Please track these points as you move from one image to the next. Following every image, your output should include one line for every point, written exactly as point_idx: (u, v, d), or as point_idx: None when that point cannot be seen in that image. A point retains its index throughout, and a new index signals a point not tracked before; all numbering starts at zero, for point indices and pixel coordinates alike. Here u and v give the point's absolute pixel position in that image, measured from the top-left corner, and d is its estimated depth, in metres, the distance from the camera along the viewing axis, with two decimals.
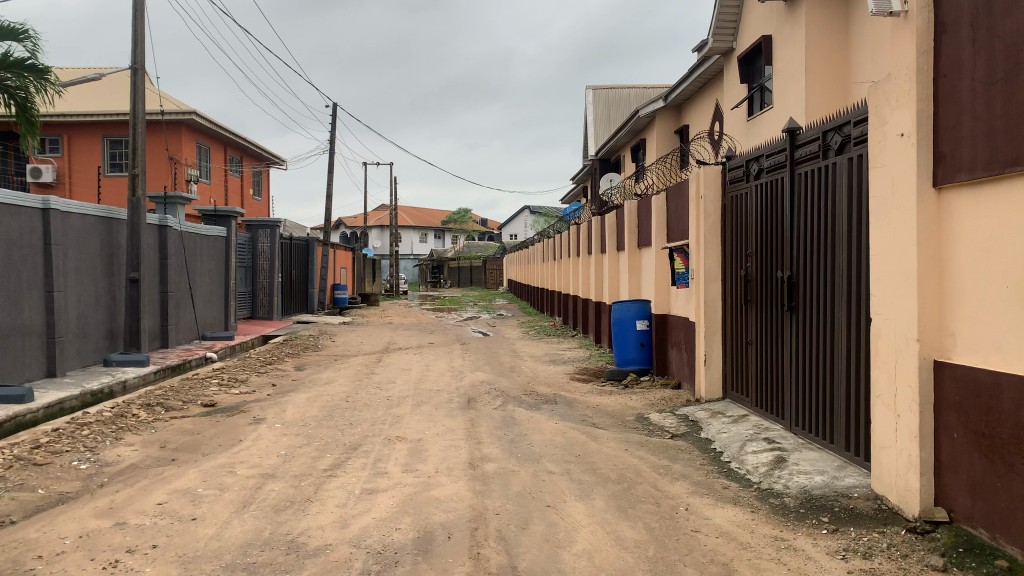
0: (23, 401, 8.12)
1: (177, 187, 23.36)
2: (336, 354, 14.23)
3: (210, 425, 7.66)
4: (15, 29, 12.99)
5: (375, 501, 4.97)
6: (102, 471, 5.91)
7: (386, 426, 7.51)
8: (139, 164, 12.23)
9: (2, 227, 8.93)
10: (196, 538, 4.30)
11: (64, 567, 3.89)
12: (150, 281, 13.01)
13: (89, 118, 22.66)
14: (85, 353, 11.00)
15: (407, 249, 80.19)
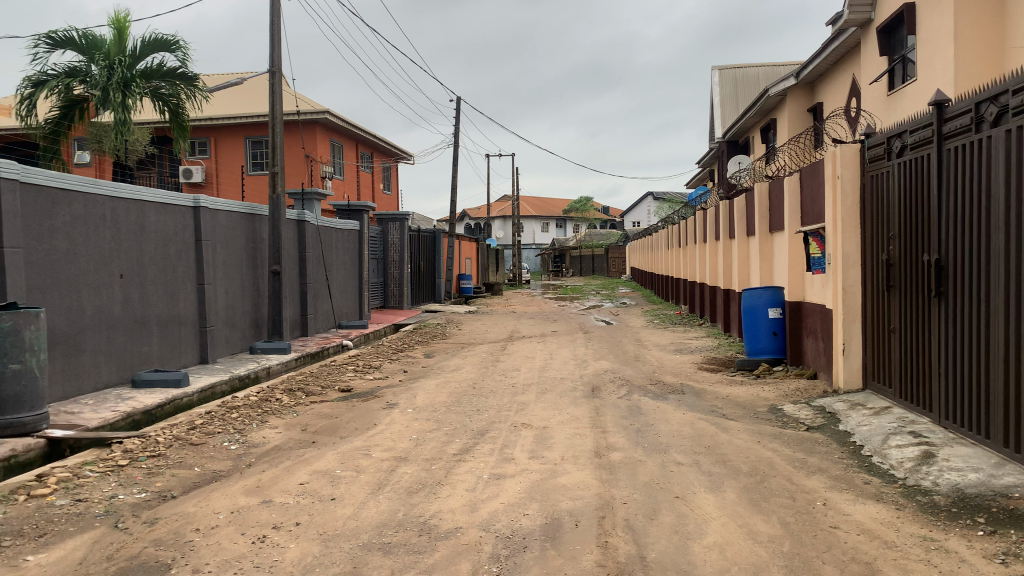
0: (181, 385, 8.80)
1: (312, 183, 24.50)
2: (463, 342, 14.53)
3: (347, 409, 8.02)
4: (168, 40, 14.00)
5: (504, 486, 5.04)
6: (250, 452, 6.30)
7: (512, 412, 7.62)
8: (278, 163, 12.90)
9: (159, 225, 9.69)
10: (335, 517, 4.50)
11: (218, 540, 4.18)
12: (290, 273, 13.75)
13: (233, 120, 24.15)
14: (234, 341, 11.76)
15: (529, 239, 80.74)
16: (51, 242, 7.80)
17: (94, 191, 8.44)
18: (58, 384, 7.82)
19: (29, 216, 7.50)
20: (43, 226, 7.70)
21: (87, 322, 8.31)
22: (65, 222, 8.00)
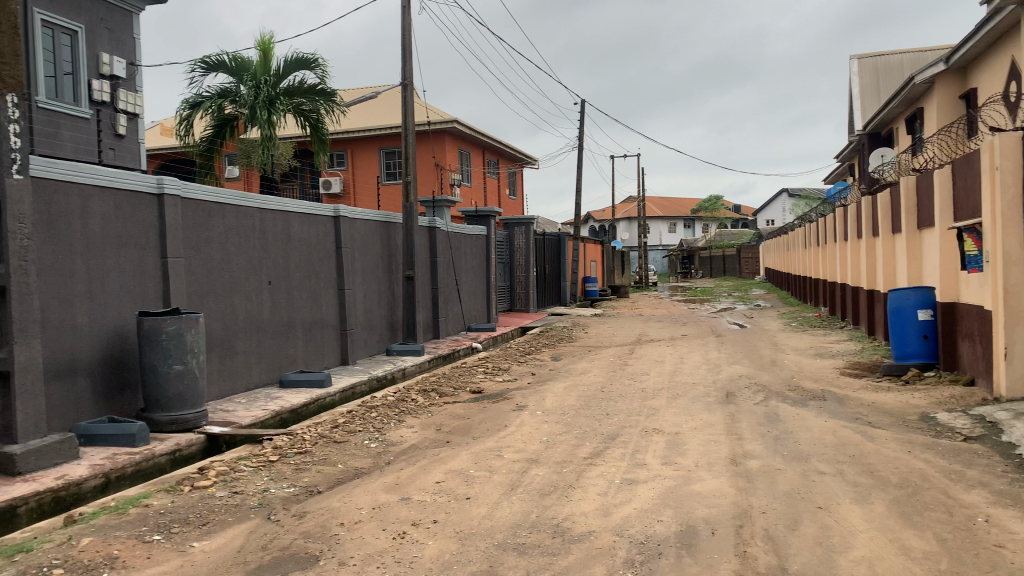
0: (324, 385, 9.26)
1: (442, 190, 25.17)
2: (591, 346, 14.49)
3: (479, 411, 8.18)
4: (308, 58, 14.78)
5: (637, 492, 5.00)
6: (389, 450, 6.55)
7: (642, 417, 7.53)
8: (411, 172, 13.35)
9: (302, 234, 10.25)
10: (470, 517, 4.61)
11: (362, 535, 4.37)
12: (423, 278, 14.18)
13: (367, 132, 25.21)
14: (371, 343, 12.25)
15: (656, 240, 79.52)
16: (208, 252, 8.41)
17: (245, 203, 9.03)
18: (215, 384, 8.42)
19: (189, 228, 8.12)
20: (201, 237, 8.32)
21: (239, 326, 8.90)
22: (220, 233, 8.60)
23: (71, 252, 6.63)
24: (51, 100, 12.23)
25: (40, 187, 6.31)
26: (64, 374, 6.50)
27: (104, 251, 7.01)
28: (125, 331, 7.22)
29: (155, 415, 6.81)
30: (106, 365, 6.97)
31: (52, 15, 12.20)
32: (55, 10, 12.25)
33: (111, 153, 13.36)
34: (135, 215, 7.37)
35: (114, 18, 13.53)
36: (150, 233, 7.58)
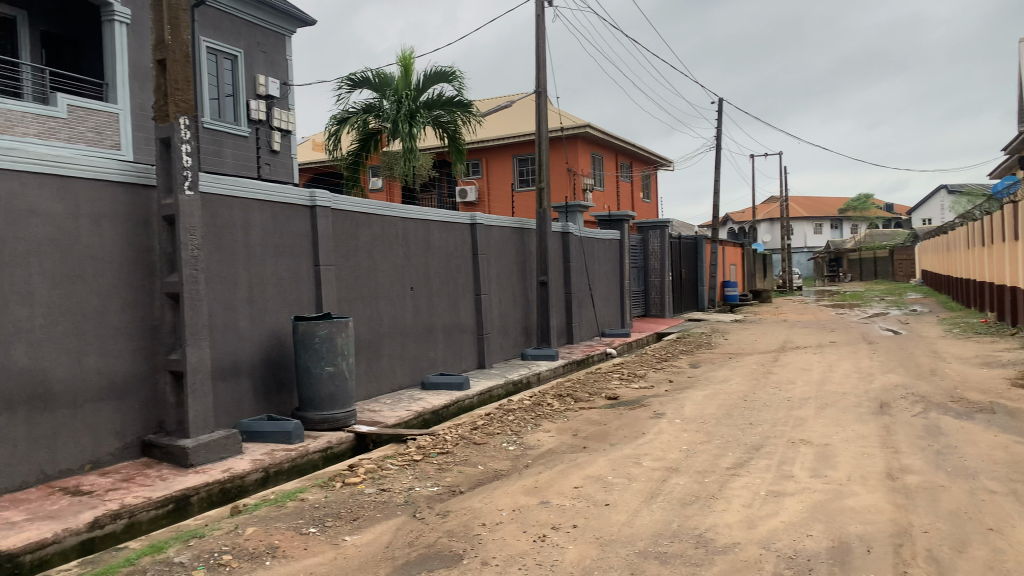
0: (462, 388, 9.48)
1: (575, 196, 25.22)
2: (731, 353, 14.07)
3: (616, 417, 8.13)
4: (446, 71, 15.24)
5: (783, 504, 4.81)
6: (527, 454, 6.63)
7: (788, 427, 7.23)
8: (544, 179, 13.48)
9: (442, 242, 10.58)
10: (610, 523, 4.59)
11: (504, 536, 4.45)
12: (557, 283, 14.27)
13: (501, 141, 25.66)
14: (507, 347, 12.44)
15: (800, 241, 76.10)
16: (355, 259, 8.83)
17: (389, 213, 9.42)
18: (362, 385, 8.82)
19: (338, 238, 8.57)
20: (349, 246, 8.75)
21: (384, 330, 9.28)
22: (366, 242, 9.02)
23: (235, 261, 7.15)
24: (215, 120, 13.26)
25: (209, 202, 6.85)
26: (229, 375, 7.01)
27: (263, 259, 7.51)
28: (282, 334, 7.71)
29: (309, 414, 7.22)
30: (265, 366, 7.47)
31: (216, 41, 13.22)
32: (218, 37, 13.27)
33: (268, 168, 14.29)
34: (290, 226, 7.85)
35: (269, 42, 14.48)
36: (303, 242, 8.05)
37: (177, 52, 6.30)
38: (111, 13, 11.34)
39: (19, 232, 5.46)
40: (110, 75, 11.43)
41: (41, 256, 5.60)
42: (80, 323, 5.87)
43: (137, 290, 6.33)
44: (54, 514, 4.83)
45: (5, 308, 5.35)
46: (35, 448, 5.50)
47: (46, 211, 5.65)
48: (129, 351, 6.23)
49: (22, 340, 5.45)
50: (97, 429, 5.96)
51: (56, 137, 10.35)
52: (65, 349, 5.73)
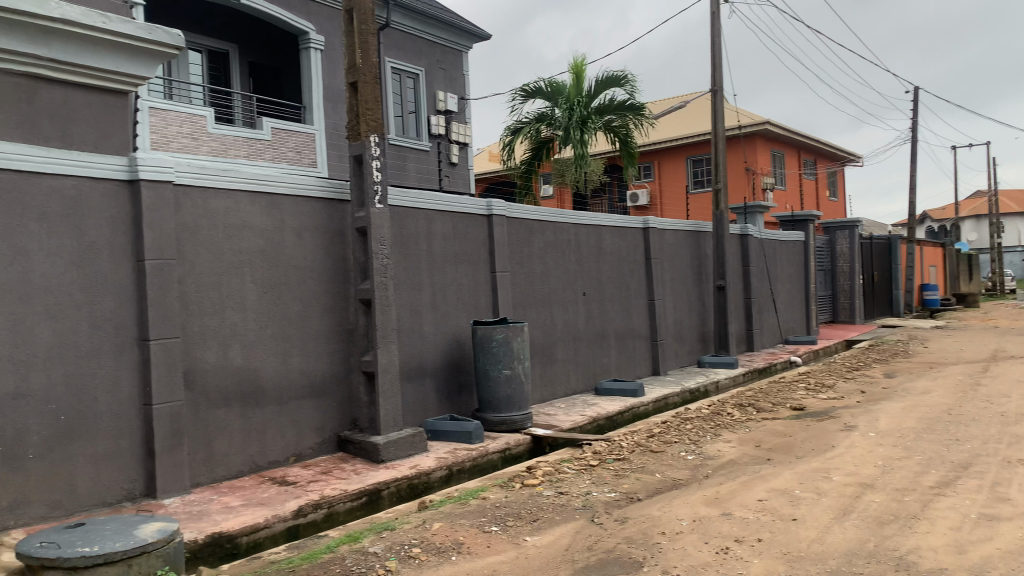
0: (638, 395, 9.39)
1: (754, 196, 24.26)
2: (932, 362, 12.93)
3: (801, 429, 7.73)
4: (618, 75, 15.22)
5: (999, 530, 4.37)
6: (706, 463, 6.47)
7: (1002, 445, 6.55)
8: (721, 180, 13.10)
9: (615, 247, 10.57)
10: (798, 539, 4.38)
11: (684, 546, 4.37)
12: (735, 289, 13.81)
13: (675, 142, 25.22)
14: (683, 354, 12.17)
15: (1013, 239, 68.67)
16: (530, 265, 9.01)
17: (562, 219, 9.55)
18: (537, 390, 8.98)
19: (514, 244, 8.79)
20: (525, 252, 8.96)
21: (558, 335, 9.39)
22: (540, 248, 9.19)
23: (419, 268, 7.53)
24: (399, 136, 14.02)
25: (396, 213, 7.26)
26: (414, 376, 7.38)
27: (445, 267, 7.86)
28: (463, 338, 8.02)
29: (488, 416, 7.45)
30: (447, 369, 7.79)
31: (400, 61, 13.99)
32: (402, 57, 14.03)
33: (447, 179, 14.90)
34: (468, 234, 8.16)
35: (447, 58, 15.13)
36: (481, 250, 8.33)
37: (367, 74, 6.73)
38: (308, 41, 12.35)
39: (234, 244, 6.05)
40: (307, 99, 12.41)
41: (252, 266, 6.18)
42: (285, 327, 6.41)
43: (334, 296, 6.83)
44: (264, 501, 5.31)
45: (223, 313, 5.95)
46: (249, 440, 6.07)
47: (257, 225, 6.23)
48: (327, 353, 6.73)
49: (237, 342, 6.03)
50: (300, 424, 6.48)
51: (262, 158, 11.37)
52: (273, 350, 6.29)
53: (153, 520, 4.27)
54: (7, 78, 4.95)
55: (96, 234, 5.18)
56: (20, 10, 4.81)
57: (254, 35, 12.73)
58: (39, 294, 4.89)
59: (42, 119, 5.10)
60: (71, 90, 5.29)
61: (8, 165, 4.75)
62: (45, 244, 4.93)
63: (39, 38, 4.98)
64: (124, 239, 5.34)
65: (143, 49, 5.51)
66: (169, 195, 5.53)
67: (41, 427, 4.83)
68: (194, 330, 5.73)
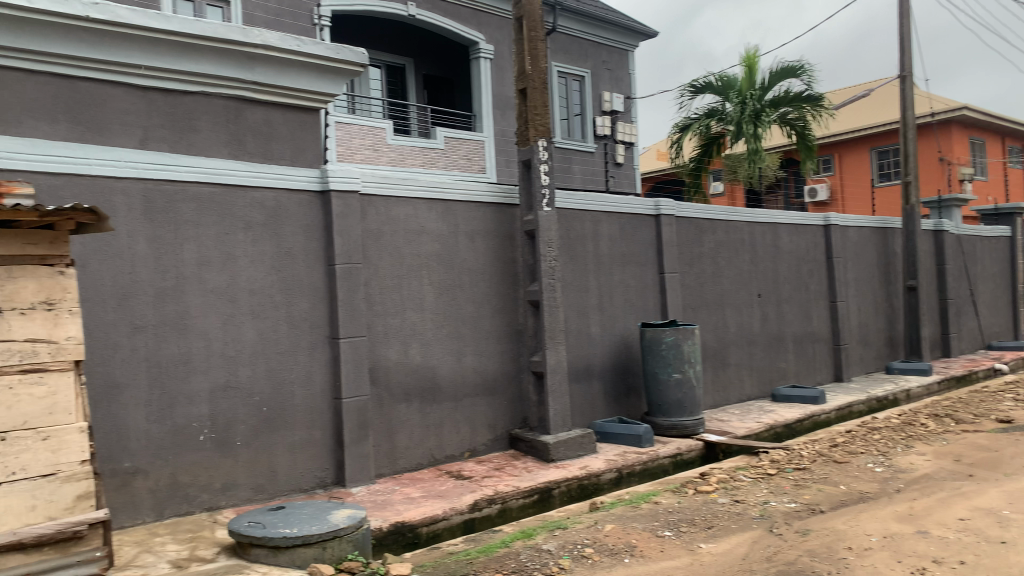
0: (818, 402, 8.90)
1: (949, 188, 22.28)
2: None
3: (1009, 443, 7.01)
4: (794, 66, 14.51)
5: None
6: (897, 477, 6.03)
7: None
8: (911, 171, 12.16)
9: (791, 246, 10.09)
10: (1007, 563, 3.99)
11: (874, 563, 4.10)
12: (928, 289, 12.75)
13: (857, 133, 23.70)
14: (869, 359, 11.39)
15: None
16: (700, 266, 8.80)
17: (734, 218, 9.25)
18: (709, 394, 8.75)
19: (683, 245, 8.62)
20: (695, 252, 8.76)
21: (731, 338, 9.10)
22: (711, 248, 8.95)
23: (587, 270, 7.57)
24: (566, 139, 14.15)
25: (564, 216, 7.35)
26: (583, 378, 7.43)
27: (613, 268, 7.85)
28: (631, 340, 7.96)
29: (658, 419, 7.35)
30: (616, 371, 7.78)
31: (567, 64, 14.12)
32: (568, 60, 14.16)
33: (614, 180, 14.86)
34: (636, 235, 8.10)
35: (614, 58, 15.08)
36: (649, 250, 8.24)
37: (537, 80, 6.84)
38: (478, 51, 12.75)
39: (413, 248, 6.36)
40: (477, 107, 12.81)
41: (430, 269, 6.47)
42: (460, 327, 6.65)
43: (505, 298, 7.00)
44: (442, 494, 5.54)
45: (404, 313, 6.27)
46: (427, 435, 6.36)
47: (433, 229, 6.52)
48: (499, 353, 6.92)
49: (417, 341, 6.34)
50: (474, 422, 6.71)
51: (436, 165, 11.87)
52: (449, 349, 6.55)
53: (344, 507, 4.57)
54: (217, 101, 5.50)
55: (293, 241, 5.64)
56: (228, 39, 5.31)
57: (428, 48, 13.31)
58: (245, 295, 5.38)
59: (246, 137, 5.62)
60: (271, 110, 5.78)
61: (218, 179, 5.27)
62: (249, 251, 5.42)
63: (243, 63, 5.48)
64: (317, 245, 5.77)
65: (333, 68, 5.86)
66: (355, 204, 5.91)
67: (248, 417, 5.32)
68: (378, 329, 6.08)
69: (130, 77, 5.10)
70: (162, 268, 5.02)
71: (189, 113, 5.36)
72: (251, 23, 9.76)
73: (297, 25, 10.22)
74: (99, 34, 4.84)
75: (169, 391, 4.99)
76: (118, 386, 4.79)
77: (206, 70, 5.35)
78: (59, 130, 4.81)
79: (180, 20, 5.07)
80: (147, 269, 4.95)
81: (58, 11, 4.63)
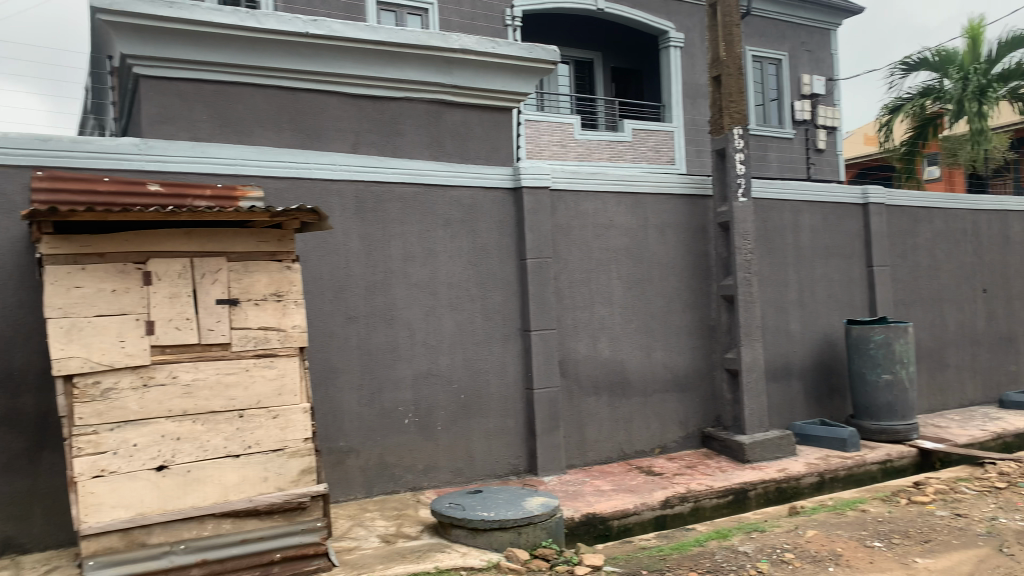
0: None
1: None
2: None
3: None
4: None
5: None
6: None
7: None
8: None
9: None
10: None
11: None
12: None
13: None
14: None
15: None
16: (914, 258, 8.11)
17: (954, 205, 8.44)
18: (924, 397, 8.05)
19: (895, 235, 7.98)
20: (908, 244, 8.08)
21: (951, 337, 8.30)
22: (927, 239, 8.22)
23: (786, 263, 7.21)
24: (761, 126, 13.56)
25: (761, 207, 7.06)
26: (781, 376, 7.11)
27: (814, 261, 7.42)
28: (835, 338, 7.49)
29: (865, 423, 6.87)
30: (817, 370, 7.36)
31: (762, 48, 13.52)
32: (764, 44, 13.56)
33: (815, 167, 14.02)
34: (841, 226, 7.60)
35: (814, 39, 14.23)
36: (856, 242, 7.71)
37: (732, 67, 6.60)
38: (668, 41, 12.52)
39: (603, 242, 6.38)
40: (667, 97, 12.59)
41: (619, 263, 6.46)
42: (650, 322, 6.59)
43: (696, 293, 6.84)
44: (633, 488, 5.52)
45: (593, 307, 6.31)
46: (617, 428, 6.37)
47: (623, 223, 6.50)
48: (691, 348, 6.78)
49: (606, 334, 6.36)
50: (665, 417, 6.63)
51: (624, 158, 11.80)
52: (639, 344, 6.51)
53: (538, 495, 4.68)
54: (419, 105, 5.81)
55: (487, 237, 5.85)
56: (430, 46, 5.60)
57: (616, 41, 13.26)
58: (444, 289, 5.66)
59: (446, 138, 5.90)
60: (468, 111, 6.02)
61: (420, 179, 5.58)
62: (448, 247, 5.69)
63: (443, 67, 5.75)
64: (510, 240, 5.95)
65: (526, 67, 6.00)
66: (546, 199, 6.03)
67: (446, 403, 5.60)
68: (568, 323, 6.17)
69: (343, 87, 5.51)
70: (372, 263, 5.39)
71: (394, 117, 5.72)
72: (447, 28, 10.22)
73: (490, 26, 10.55)
74: (316, 47, 5.29)
75: (377, 376, 5.36)
76: (333, 370, 5.20)
77: (410, 76, 5.68)
78: (284, 137, 5.30)
79: (386, 30, 5.42)
80: (358, 264, 5.34)
81: (283, 29, 5.10)
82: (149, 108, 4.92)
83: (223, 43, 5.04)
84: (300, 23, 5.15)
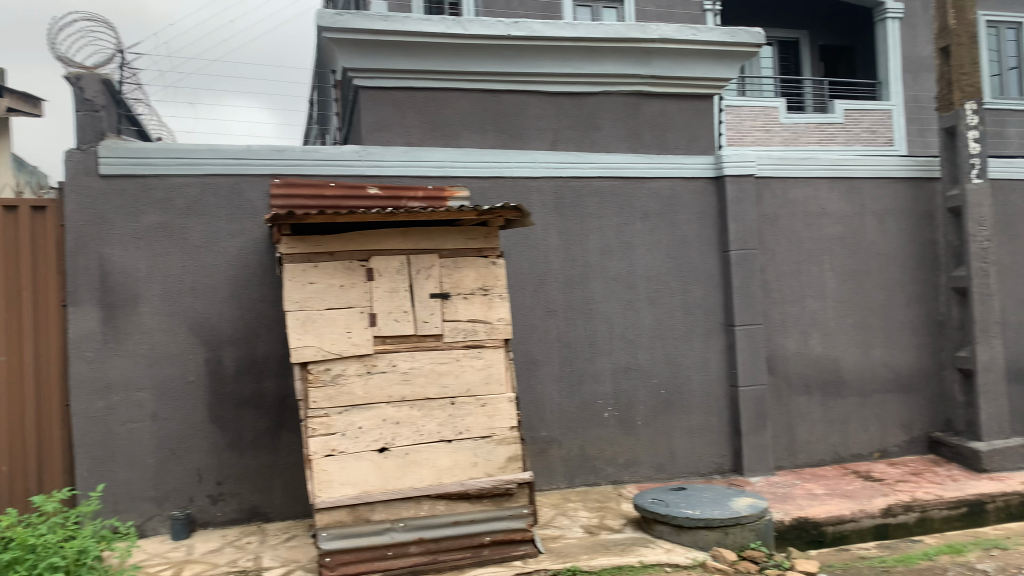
0: None
1: None
2: None
3: None
4: None
5: None
6: None
7: None
8: None
9: None
10: None
11: None
12: None
13: None
14: None
15: None
16: None
17: None
18: None
19: None
20: None
21: None
22: None
23: None
24: (996, 98, 12.17)
25: (999, 188, 6.34)
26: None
27: None
28: None
29: None
30: None
31: (997, 12, 12.17)
32: (999, 6, 12.19)
33: None
34: None
35: None
36: None
37: (963, 35, 5.98)
38: (884, 12, 11.57)
39: (814, 232, 6.03)
40: (883, 73, 11.66)
41: (832, 255, 6.07)
42: (868, 316, 6.14)
43: (922, 285, 6.27)
44: (850, 494, 5.18)
45: (803, 301, 5.98)
46: (831, 430, 6.01)
47: (836, 211, 6.11)
48: (916, 346, 6.23)
49: (818, 330, 6.00)
50: (885, 419, 6.16)
51: (835, 141, 11.04)
52: (855, 341, 6.09)
53: (745, 496, 4.53)
54: (617, 98, 5.79)
55: (687, 229, 5.73)
56: (628, 38, 5.58)
57: (825, 18, 12.45)
58: (643, 282, 5.62)
59: (645, 130, 5.82)
60: (667, 101, 5.91)
61: (618, 173, 5.58)
62: (647, 239, 5.64)
63: (641, 58, 5.70)
64: (712, 232, 5.78)
65: (728, 52, 5.80)
66: (751, 187, 5.79)
67: (648, 397, 5.56)
68: (775, 317, 5.89)
69: (543, 86, 5.62)
70: (571, 257, 5.46)
71: (592, 113, 5.74)
72: (643, 18, 10.11)
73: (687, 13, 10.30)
74: (517, 49, 5.45)
75: (578, 369, 5.43)
76: (536, 362, 5.34)
77: (607, 70, 5.68)
78: (487, 138, 5.50)
79: (585, 26, 5.49)
80: (559, 259, 5.44)
81: (488, 33, 5.33)
82: (367, 117, 5.30)
83: (431, 51, 5.32)
84: (503, 26, 5.35)
